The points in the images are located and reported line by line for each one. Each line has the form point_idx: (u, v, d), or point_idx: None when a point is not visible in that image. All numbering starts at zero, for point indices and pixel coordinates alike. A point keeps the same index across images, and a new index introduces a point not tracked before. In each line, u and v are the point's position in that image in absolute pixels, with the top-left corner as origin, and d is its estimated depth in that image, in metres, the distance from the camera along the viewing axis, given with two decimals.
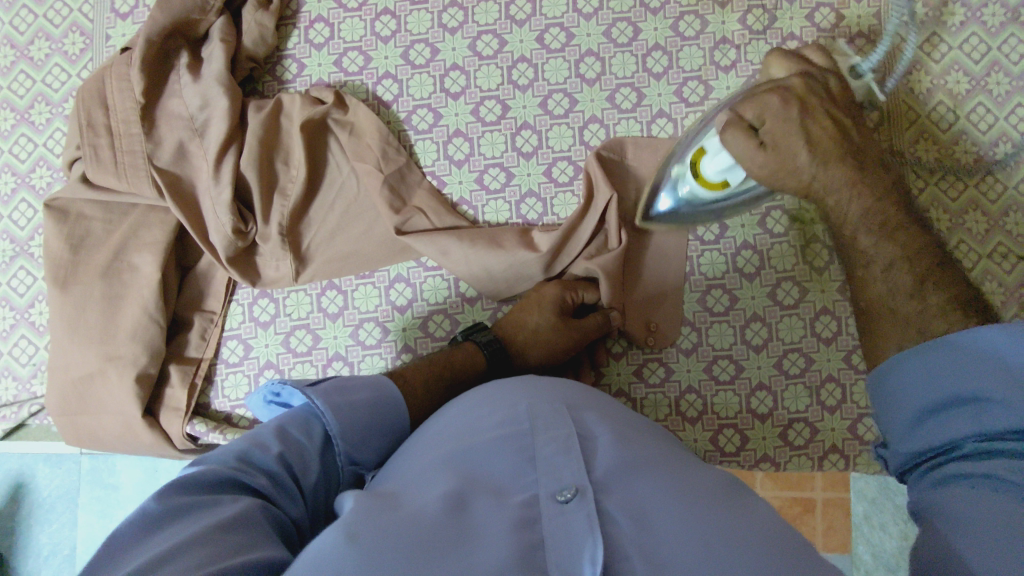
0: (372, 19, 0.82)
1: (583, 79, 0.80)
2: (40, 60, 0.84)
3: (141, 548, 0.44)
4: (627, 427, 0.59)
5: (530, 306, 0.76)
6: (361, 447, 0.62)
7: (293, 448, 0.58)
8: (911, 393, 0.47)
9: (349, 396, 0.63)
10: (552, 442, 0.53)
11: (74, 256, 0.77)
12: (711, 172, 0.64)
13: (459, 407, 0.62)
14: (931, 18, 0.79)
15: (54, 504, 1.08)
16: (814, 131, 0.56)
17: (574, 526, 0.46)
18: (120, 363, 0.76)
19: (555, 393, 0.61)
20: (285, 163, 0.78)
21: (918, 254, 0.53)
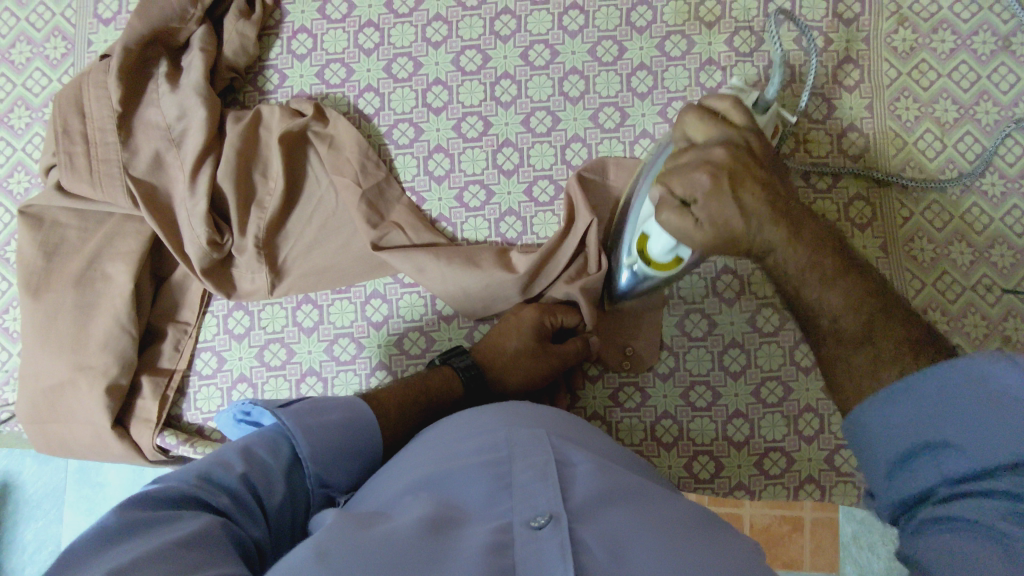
0: (356, 31, 0.82)
1: (566, 97, 0.80)
2: (21, 64, 0.83)
3: (98, 560, 0.44)
4: (607, 457, 0.60)
5: (507, 330, 0.74)
6: (331, 471, 0.61)
7: (257, 468, 0.57)
8: (881, 444, 0.46)
9: (320, 418, 0.63)
10: (529, 468, 0.54)
11: (47, 263, 0.76)
12: (657, 254, 0.64)
13: (442, 429, 0.64)
14: (920, 45, 0.78)
15: (41, 500, 1.08)
16: (746, 205, 0.53)
17: (545, 551, 0.47)
18: (91, 373, 0.75)
19: (535, 418, 0.63)
20: (263, 176, 0.78)
21: (868, 296, 0.52)
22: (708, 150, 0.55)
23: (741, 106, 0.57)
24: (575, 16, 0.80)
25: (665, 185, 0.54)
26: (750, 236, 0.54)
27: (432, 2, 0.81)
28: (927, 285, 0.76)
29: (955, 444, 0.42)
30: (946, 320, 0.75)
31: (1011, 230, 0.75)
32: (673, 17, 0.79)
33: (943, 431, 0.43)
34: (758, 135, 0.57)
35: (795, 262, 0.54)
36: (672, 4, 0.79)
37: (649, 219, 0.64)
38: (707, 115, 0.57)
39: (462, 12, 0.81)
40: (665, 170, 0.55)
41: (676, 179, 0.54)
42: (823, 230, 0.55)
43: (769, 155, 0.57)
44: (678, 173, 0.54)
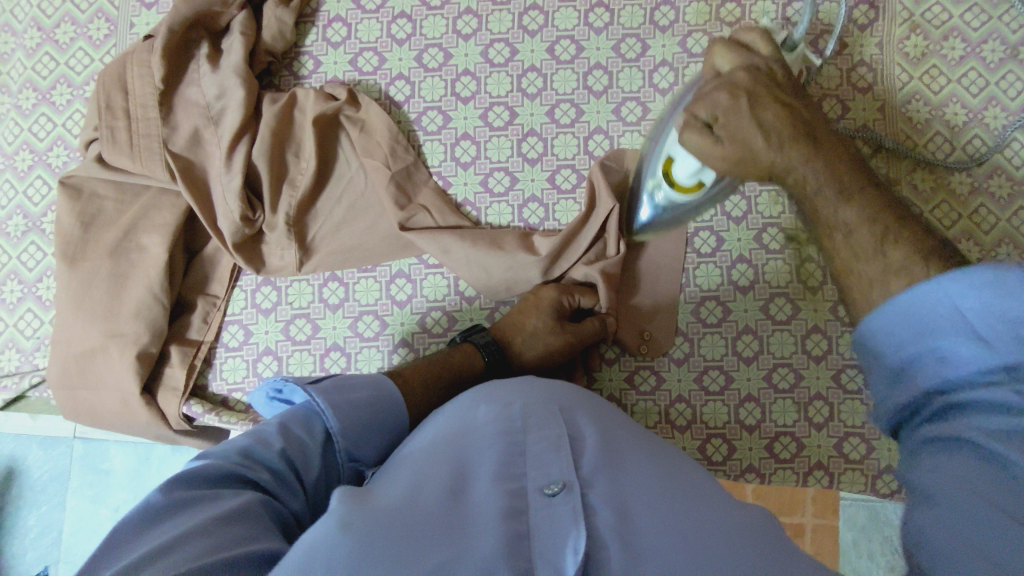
0: (389, 22, 0.85)
1: (590, 90, 0.83)
2: (64, 43, 0.86)
3: (147, 535, 0.46)
4: (617, 428, 0.60)
5: (528, 310, 0.76)
6: (360, 445, 0.63)
7: (295, 444, 0.59)
8: (895, 350, 0.42)
9: (348, 394, 0.64)
10: (543, 439, 0.54)
11: (85, 233, 0.79)
12: (680, 177, 0.61)
13: (455, 402, 0.63)
14: (931, 51, 0.81)
15: (45, 485, 1.10)
16: (768, 119, 0.52)
17: (560, 518, 0.47)
18: (123, 341, 0.77)
19: (547, 391, 0.62)
20: (295, 156, 0.80)
21: (890, 210, 0.48)
22: (730, 74, 0.53)
23: (767, 35, 0.55)
24: (600, 14, 0.83)
25: (688, 108, 0.53)
26: (763, 159, 0.52)
27: None
28: None
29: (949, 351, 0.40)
30: None
31: (1017, 230, 0.78)
32: (695, 18, 0.82)
33: (932, 336, 0.40)
34: (785, 66, 0.55)
35: (803, 186, 0.52)
36: (695, 4, 0.82)
37: (675, 139, 0.60)
38: (737, 46, 0.55)
39: (492, 6, 0.84)
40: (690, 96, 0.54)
41: (705, 97, 0.53)
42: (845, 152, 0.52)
43: (795, 83, 0.55)
44: (703, 95, 0.53)
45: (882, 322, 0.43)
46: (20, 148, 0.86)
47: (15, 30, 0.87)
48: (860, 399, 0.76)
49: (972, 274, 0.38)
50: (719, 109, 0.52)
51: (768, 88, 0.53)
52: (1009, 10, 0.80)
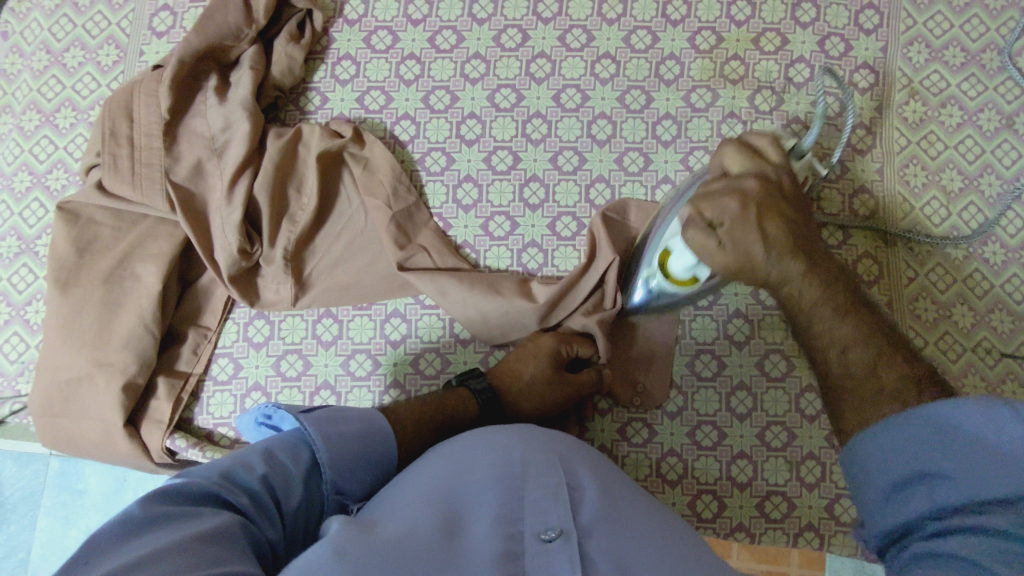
0: (398, 62, 0.86)
1: (594, 139, 0.83)
2: (72, 67, 0.86)
3: (120, 550, 0.45)
4: (614, 477, 0.60)
5: (525, 357, 0.76)
6: (348, 478, 0.62)
7: (277, 471, 0.58)
8: (882, 470, 0.49)
9: (339, 427, 0.63)
10: (541, 486, 0.54)
11: (79, 259, 0.78)
12: (677, 271, 0.67)
13: (452, 442, 0.62)
14: (930, 117, 0.83)
15: (16, 504, 1.06)
16: (770, 235, 0.56)
17: (557, 565, 0.49)
18: (109, 370, 0.76)
19: (543, 432, 0.62)
20: (297, 191, 0.80)
21: (873, 333, 0.56)
22: (738, 177, 0.58)
23: (778, 144, 0.61)
24: (607, 65, 0.84)
25: (698, 207, 0.58)
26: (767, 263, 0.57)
27: (472, 41, 0.86)
28: (929, 343, 0.78)
29: (949, 476, 0.45)
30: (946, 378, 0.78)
31: (1011, 297, 0.79)
32: (699, 73, 0.84)
33: (932, 461, 0.46)
34: (792, 174, 0.60)
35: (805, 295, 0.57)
36: (699, 61, 0.84)
37: (675, 235, 0.66)
38: (749, 151, 0.60)
39: (500, 52, 0.85)
40: (698, 193, 0.59)
41: (711, 209, 0.58)
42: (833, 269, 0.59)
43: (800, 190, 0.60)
44: (713, 201, 0.58)
45: (872, 446, 0.50)
46: (19, 169, 0.85)
47: (23, 51, 0.88)
48: None
49: (957, 406, 0.46)
50: (724, 221, 0.57)
51: (773, 202, 0.57)
52: (1005, 82, 0.82)
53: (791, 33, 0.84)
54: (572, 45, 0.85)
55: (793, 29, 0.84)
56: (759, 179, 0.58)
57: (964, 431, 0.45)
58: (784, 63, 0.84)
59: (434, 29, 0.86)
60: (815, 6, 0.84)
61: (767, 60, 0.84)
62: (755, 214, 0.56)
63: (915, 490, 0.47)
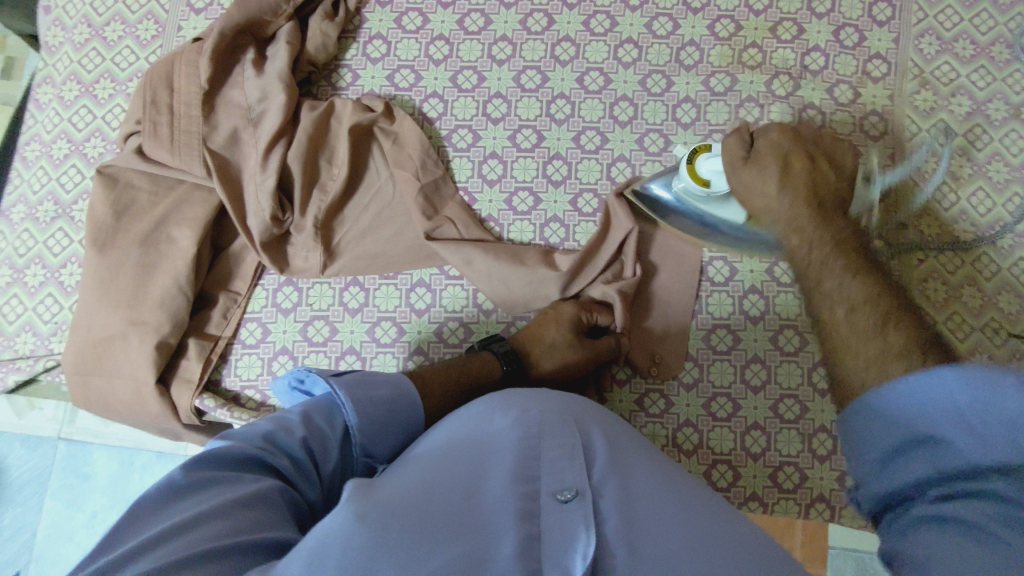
0: (428, 43, 0.89)
1: (616, 120, 0.86)
2: (112, 41, 0.89)
3: (167, 512, 0.47)
4: (628, 443, 0.60)
5: (547, 322, 0.78)
6: (377, 441, 0.64)
7: (315, 434, 0.60)
8: (883, 429, 0.45)
9: (371, 392, 0.65)
10: (557, 446, 0.54)
11: (117, 221, 0.80)
12: (703, 170, 0.72)
13: (468, 409, 0.62)
14: (940, 106, 0.86)
15: (23, 485, 1.08)
16: (792, 172, 0.62)
17: (572, 523, 0.48)
18: (143, 329, 0.78)
19: (558, 399, 0.62)
20: (328, 162, 0.83)
21: (885, 293, 0.51)
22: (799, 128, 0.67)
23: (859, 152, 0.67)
24: (629, 50, 0.88)
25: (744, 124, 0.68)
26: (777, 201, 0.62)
27: (500, 24, 0.89)
28: (939, 322, 0.81)
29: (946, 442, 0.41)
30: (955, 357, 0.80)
31: (1018, 279, 0.81)
32: (718, 59, 0.87)
33: (933, 429, 0.42)
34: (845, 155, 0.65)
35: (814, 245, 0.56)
36: (718, 47, 0.87)
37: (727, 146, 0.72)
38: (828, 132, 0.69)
39: (526, 36, 0.88)
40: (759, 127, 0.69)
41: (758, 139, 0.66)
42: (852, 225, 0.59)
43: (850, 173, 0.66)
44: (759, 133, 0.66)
45: (872, 404, 0.46)
46: (57, 137, 0.88)
47: (66, 24, 0.91)
48: None
49: (965, 374, 0.41)
50: (760, 148, 0.65)
51: (806, 154, 0.63)
52: (1013, 73, 0.85)
53: (808, 22, 0.88)
54: (596, 30, 0.88)
55: (809, 19, 0.88)
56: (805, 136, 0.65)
57: (978, 404, 0.40)
58: (800, 52, 0.87)
59: (463, 12, 0.89)
60: None
61: (783, 48, 0.87)
62: (786, 156, 0.63)
63: (914, 455, 0.43)
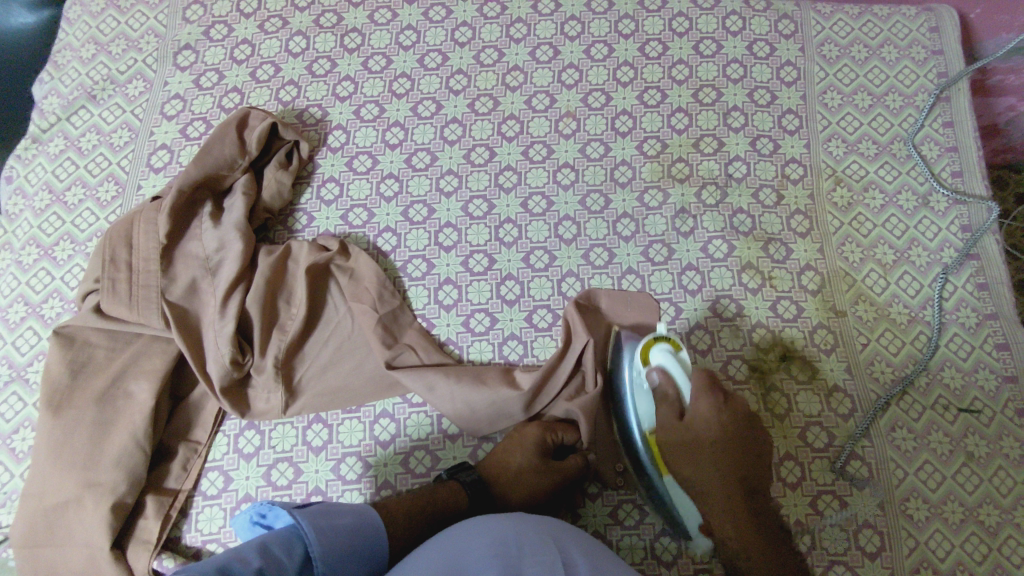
0: (378, 181, 0.94)
1: (561, 239, 0.91)
2: (72, 203, 0.93)
3: None
4: (602, 558, 0.60)
5: (513, 447, 0.79)
6: (338, 572, 0.62)
7: (273, 563, 0.57)
8: None
9: (333, 520, 0.65)
10: (538, 564, 0.55)
11: (73, 380, 0.80)
12: (657, 359, 0.76)
13: (446, 536, 0.61)
14: (856, 201, 0.93)
15: None
16: (715, 442, 0.72)
17: None
18: (98, 491, 0.76)
19: (535, 522, 0.63)
20: (287, 303, 0.85)
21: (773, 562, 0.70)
22: (732, 440, 0.72)
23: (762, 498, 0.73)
24: (567, 173, 0.94)
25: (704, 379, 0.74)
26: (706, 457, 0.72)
27: (446, 159, 0.95)
28: (892, 404, 0.83)
29: None
30: (913, 437, 0.82)
31: (955, 354, 0.85)
32: (649, 175, 0.94)
33: None
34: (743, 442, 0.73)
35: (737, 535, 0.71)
36: (649, 165, 0.95)
37: (684, 359, 0.76)
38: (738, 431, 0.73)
39: (471, 168, 0.95)
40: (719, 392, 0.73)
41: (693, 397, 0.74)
42: (754, 501, 0.72)
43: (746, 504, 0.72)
44: (706, 384, 0.73)
45: None
46: (14, 301, 0.89)
47: (27, 192, 0.94)
48: (839, 524, 0.79)
49: None
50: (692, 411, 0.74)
51: (737, 442, 0.73)
52: (913, 167, 0.94)
53: (726, 136, 0.96)
54: (535, 158, 0.95)
55: (727, 133, 0.96)
56: (736, 406, 0.74)
57: None
58: (723, 163, 0.95)
59: (410, 151, 0.96)
60: (743, 115, 0.97)
61: (708, 160, 0.95)
62: (717, 423, 0.72)
63: None
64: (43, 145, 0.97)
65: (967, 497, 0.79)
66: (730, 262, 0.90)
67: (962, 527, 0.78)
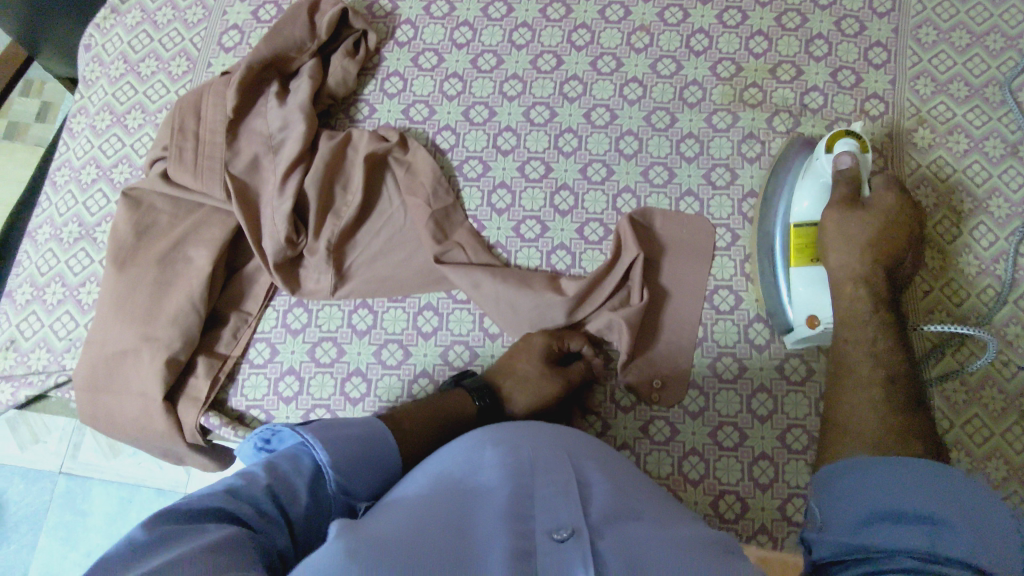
0: (442, 80, 0.93)
1: (621, 153, 0.89)
2: (146, 75, 0.95)
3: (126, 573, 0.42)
4: (623, 479, 0.59)
5: (520, 353, 0.79)
6: (354, 479, 0.59)
7: (282, 481, 0.55)
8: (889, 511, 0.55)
9: (341, 430, 0.61)
10: (551, 483, 0.53)
11: (138, 240, 0.83)
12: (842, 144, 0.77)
13: (458, 446, 0.60)
14: (938, 143, 0.88)
15: (17, 522, 1.12)
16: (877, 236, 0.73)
17: (569, 566, 0.46)
18: (154, 345, 0.79)
19: (553, 437, 0.60)
20: (343, 189, 0.86)
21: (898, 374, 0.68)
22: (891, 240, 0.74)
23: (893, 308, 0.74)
24: (634, 88, 0.92)
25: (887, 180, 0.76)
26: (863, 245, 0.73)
27: (512, 63, 0.93)
28: (947, 355, 0.81)
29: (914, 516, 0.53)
30: (965, 390, 0.79)
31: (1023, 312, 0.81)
32: (720, 98, 0.91)
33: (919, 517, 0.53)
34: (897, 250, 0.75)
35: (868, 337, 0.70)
36: (720, 87, 0.91)
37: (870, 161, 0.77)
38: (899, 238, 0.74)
39: (537, 74, 0.93)
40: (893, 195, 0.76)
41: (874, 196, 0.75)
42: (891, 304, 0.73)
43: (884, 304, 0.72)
44: (886, 188, 0.76)
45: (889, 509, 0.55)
46: (87, 163, 0.92)
47: (103, 61, 0.97)
48: None
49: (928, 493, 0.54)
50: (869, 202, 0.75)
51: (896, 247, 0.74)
52: (1006, 114, 0.88)
53: (806, 64, 0.92)
54: (603, 70, 0.93)
55: (807, 61, 0.92)
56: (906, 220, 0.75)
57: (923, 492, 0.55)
58: (800, 91, 0.91)
59: (477, 52, 0.94)
60: (827, 43, 0.92)
61: (783, 88, 0.91)
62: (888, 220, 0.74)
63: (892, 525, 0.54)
64: (121, 16, 0.98)
65: (1014, 456, 0.76)
66: None
67: (1004, 484, 0.76)
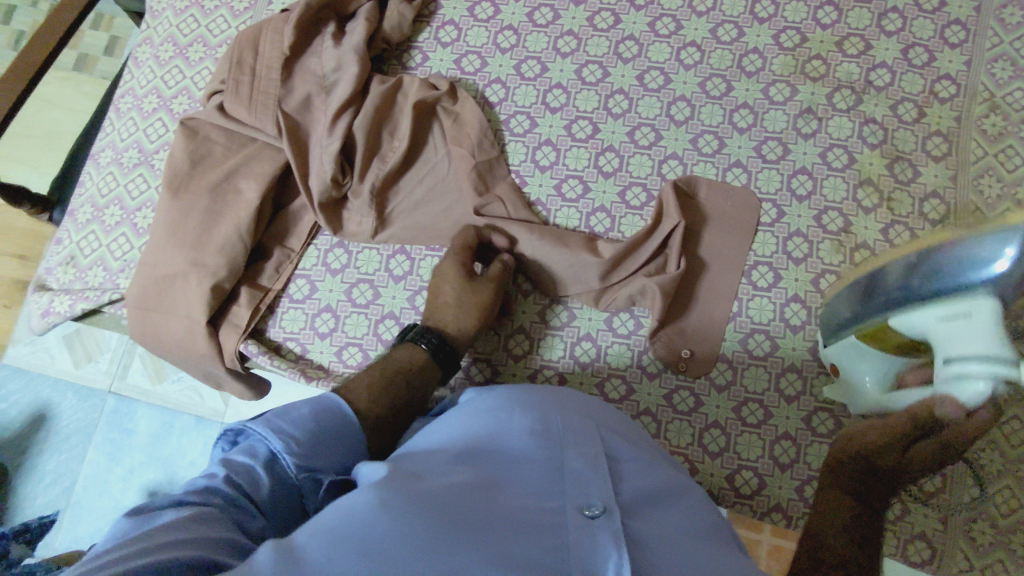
0: (496, 32, 0.93)
1: (671, 119, 0.88)
2: (209, 9, 0.96)
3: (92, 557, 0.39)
4: (651, 460, 0.57)
5: (436, 284, 0.79)
6: (318, 453, 0.54)
7: (240, 470, 0.51)
8: None
9: (287, 413, 0.55)
10: (582, 455, 0.51)
11: (192, 169, 0.86)
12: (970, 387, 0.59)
13: (489, 403, 0.58)
14: (1010, 131, 0.83)
15: (69, 433, 1.20)
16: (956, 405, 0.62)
17: (599, 539, 0.43)
18: (201, 272, 0.83)
19: (583, 411, 0.59)
20: (390, 135, 0.87)
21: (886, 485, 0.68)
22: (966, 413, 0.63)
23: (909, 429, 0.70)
24: (691, 53, 0.89)
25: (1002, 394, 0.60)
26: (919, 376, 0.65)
27: (568, 19, 0.92)
28: None
29: None
30: None
31: None
32: (780, 68, 0.88)
33: None
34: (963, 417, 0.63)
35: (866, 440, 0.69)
36: (782, 57, 0.88)
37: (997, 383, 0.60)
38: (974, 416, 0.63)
39: (592, 32, 0.91)
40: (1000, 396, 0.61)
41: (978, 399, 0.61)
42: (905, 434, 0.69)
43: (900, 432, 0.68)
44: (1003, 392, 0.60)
45: None
46: (149, 92, 0.95)
47: None
48: None
49: None
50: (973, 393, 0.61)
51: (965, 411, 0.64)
52: None
53: (875, 39, 0.87)
54: (661, 32, 0.90)
55: (877, 36, 0.87)
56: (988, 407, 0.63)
57: None
58: (865, 67, 0.87)
59: (533, 6, 0.93)
60: (901, 18, 0.88)
61: (849, 62, 0.87)
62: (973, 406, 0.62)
63: None
64: None
65: None
66: (847, 172, 0.83)
67: None
